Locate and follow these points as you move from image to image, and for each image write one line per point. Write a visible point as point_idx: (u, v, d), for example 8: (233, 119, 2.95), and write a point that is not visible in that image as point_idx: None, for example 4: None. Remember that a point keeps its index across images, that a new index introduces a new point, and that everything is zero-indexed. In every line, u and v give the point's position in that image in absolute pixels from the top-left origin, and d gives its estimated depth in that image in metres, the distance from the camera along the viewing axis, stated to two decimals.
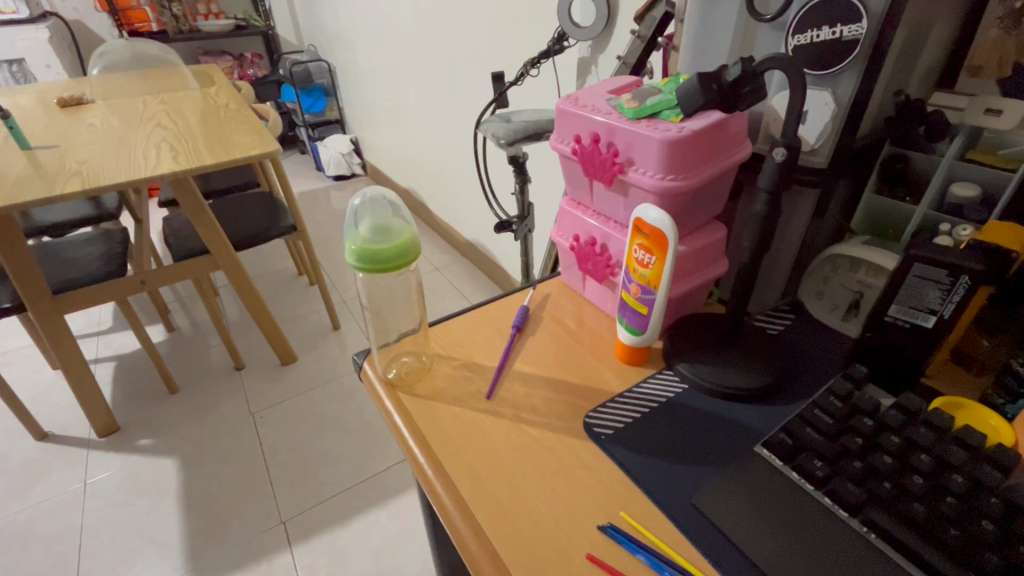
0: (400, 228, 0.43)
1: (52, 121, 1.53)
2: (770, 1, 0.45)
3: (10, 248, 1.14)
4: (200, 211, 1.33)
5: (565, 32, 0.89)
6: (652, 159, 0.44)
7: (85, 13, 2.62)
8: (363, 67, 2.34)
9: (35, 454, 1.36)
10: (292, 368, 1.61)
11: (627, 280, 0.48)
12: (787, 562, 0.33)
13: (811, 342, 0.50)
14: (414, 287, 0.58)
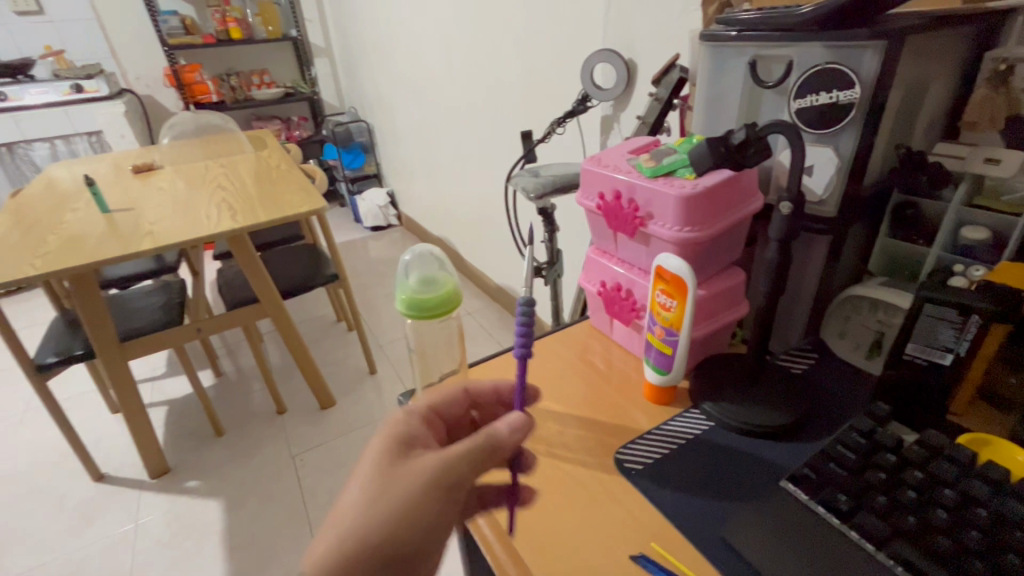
0: (444, 278, 0.48)
1: (126, 186, 1.70)
2: (772, 70, 0.50)
3: (87, 301, 1.26)
4: (252, 263, 1.43)
5: (588, 94, 0.97)
6: (670, 214, 0.48)
7: (156, 89, 2.93)
8: (400, 127, 2.52)
9: (92, 494, 1.44)
10: (330, 412, 1.67)
11: (651, 322, 0.51)
12: None
13: (835, 381, 0.52)
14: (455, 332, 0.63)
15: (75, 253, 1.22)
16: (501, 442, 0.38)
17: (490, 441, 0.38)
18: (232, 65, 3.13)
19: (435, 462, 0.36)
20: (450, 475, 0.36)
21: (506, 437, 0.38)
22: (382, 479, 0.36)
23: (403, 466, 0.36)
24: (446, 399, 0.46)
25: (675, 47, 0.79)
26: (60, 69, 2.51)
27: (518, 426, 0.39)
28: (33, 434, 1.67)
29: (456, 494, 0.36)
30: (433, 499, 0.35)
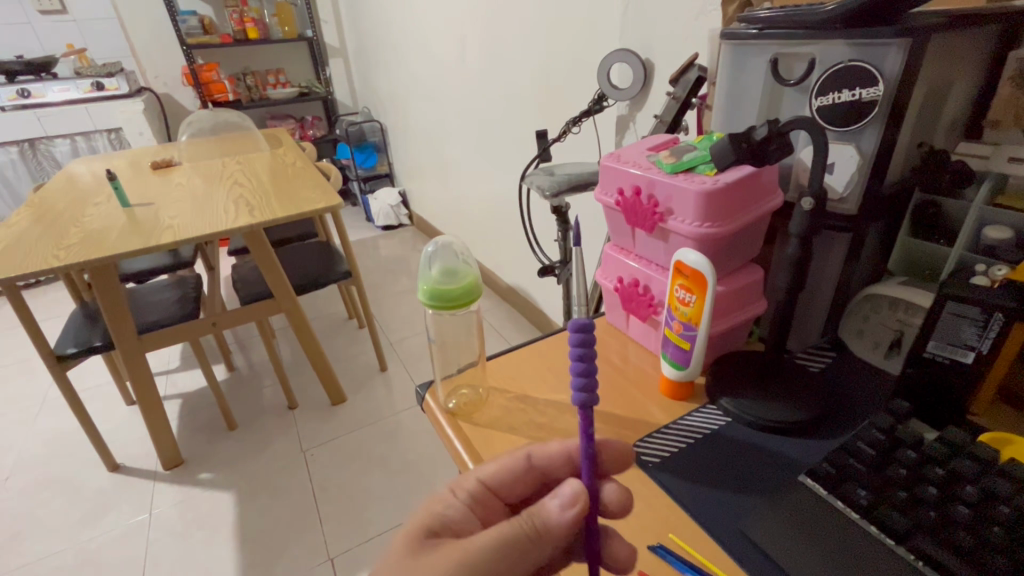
0: (466, 270, 0.49)
1: (145, 181, 1.73)
2: (793, 68, 0.50)
3: (107, 293, 1.29)
4: (267, 258, 1.45)
5: (604, 93, 0.97)
6: (690, 209, 0.49)
7: (174, 87, 2.98)
8: (413, 126, 2.54)
9: (107, 485, 1.46)
10: (341, 408, 1.68)
11: (669, 318, 0.51)
12: None
13: (853, 379, 0.52)
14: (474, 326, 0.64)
15: (96, 246, 1.25)
16: (541, 532, 0.35)
17: (523, 536, 0.34)
18: (248, 64, 3.17)
19: (455, 554, 0.33)
20: (463, 572, 0.33)
21: (547, 525, 0.35)
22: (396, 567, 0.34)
23: (423, 554, 0.34)
24: (508, 475, 0.42)
25: (693, 46, 0.79)
26: (81, 67, 2.56)
27: (569, 504, 0.35)
28: (50, 424, 1.70)
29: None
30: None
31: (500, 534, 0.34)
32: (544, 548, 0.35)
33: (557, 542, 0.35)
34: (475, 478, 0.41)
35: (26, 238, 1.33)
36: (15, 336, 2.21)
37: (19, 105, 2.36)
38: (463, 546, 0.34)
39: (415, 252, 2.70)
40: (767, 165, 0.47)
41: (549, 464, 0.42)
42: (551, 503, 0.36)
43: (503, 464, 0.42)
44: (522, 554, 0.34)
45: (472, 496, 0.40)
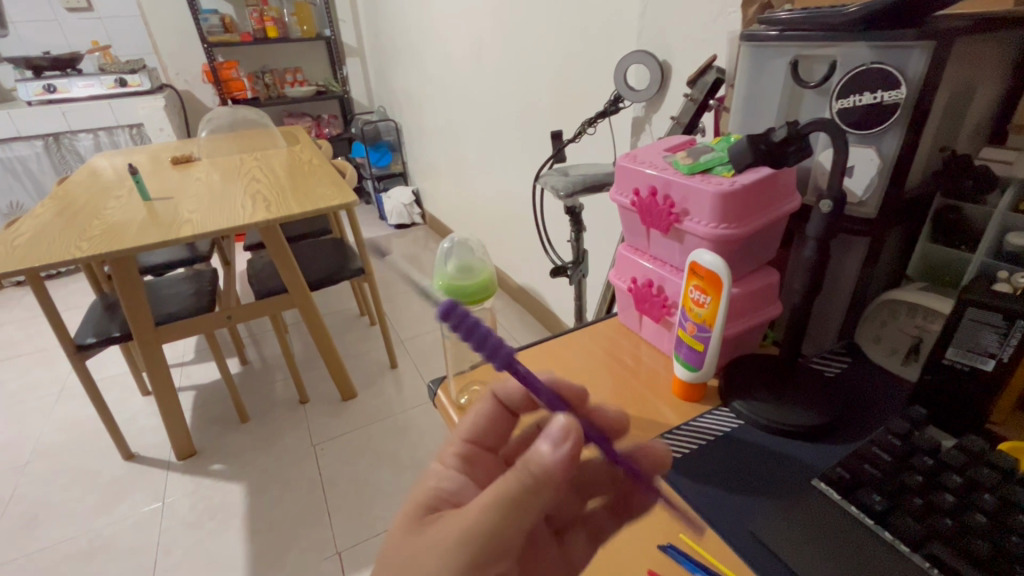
0: (480, 267, 0.49)
1: (165, 176, 1.77)
2: (813, 71, 0.50)
3: (126, 284, 1.31)
4: (282, 254, 1.47)
5: (620, 95, 0.97)
6: (707, 211, 0.49)
7: (194, 84, 3.03)
8: (428, 126, 2.56)
9: (122, 473, 1.49)
10: (351, 403, 1.70)
11: (683, 318, 0.51)
12: None
13: (869, 385, 0.51)
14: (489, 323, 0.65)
15: (117, 238, 1.27)
16: (536, 479, 0.32)
17: (517, 489, 0.32)
18: (267, 62, 3.21)
19: (452, 529, 0.33)
20: (466, 543, 0.32)
21: (540, 469, 0.32)
22: (399, 554, 0.34)
23: (424, 532, 0.34)
24: (482, 422, 0.44)
25: (711, 48, 0.79)
26: (105, 64, 2.61)
27: (561, 441, 0.33)
28: (68, 412, 1.73)
29: (485, 564, 0.32)
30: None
31: (494, 496, 0.32)
32: (545, 494, 0.32)
33: (557, 485, 0.33)
34: (457, 439, 0.43)
35: (49, 229, 1.36)
36: (36, 325, 2.26)
37: (45, 100, 2.42)
38: (459, 519, 0.33)
39: (428, 251, 2.71)
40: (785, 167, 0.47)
41: (512, 401, 0.44)
42: (539, 447, 0.33)
43: (473, 415, 0.44)
44: (522, 508, 0.32)
45: (461, 456, 0.42)
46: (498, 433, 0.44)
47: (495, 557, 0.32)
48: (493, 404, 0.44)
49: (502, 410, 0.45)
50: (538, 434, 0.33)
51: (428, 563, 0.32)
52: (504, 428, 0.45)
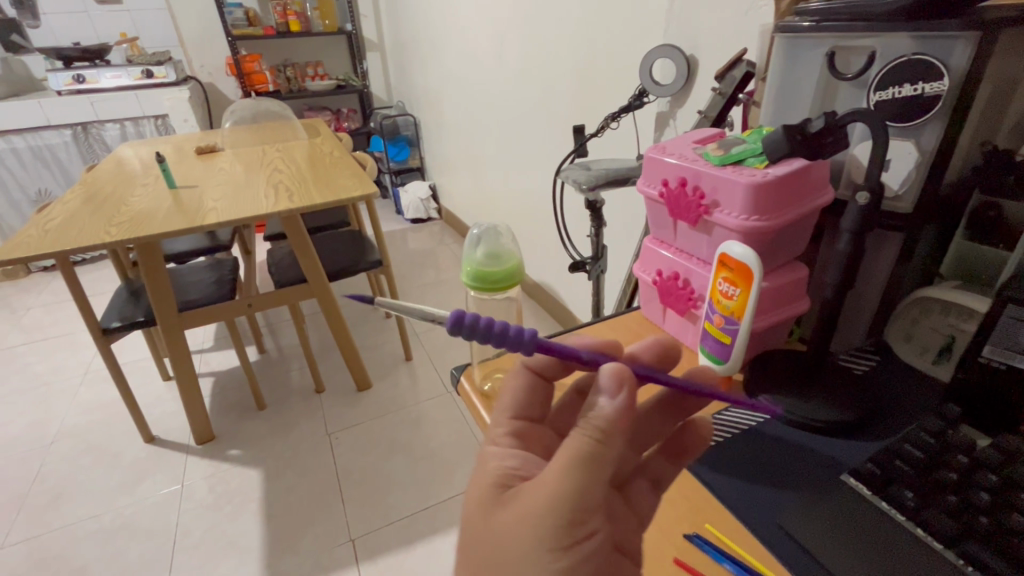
0: (509, 255, 0.49)
1: (190, 166, 1.80)
2: (851, 62, 0.49)
3: (152, 270, 1.34)
4: (303, 244, 1.49)
5: (645, 89, 0.96)
6: (738, 202, 0.48)
7: (218, 77, 3.08)
8: (447, 121, 2.56)
9: (144, 455, 1.52)
10: (366, 394, 1.71)
11: (710, 311, 0.51)
12: None
13: (898, 384, 0.51)
14: (514, 313, 0.66)
15: (145, 224, 1.30)
16: (603, 431, 0.33)
17: (589, 447, 0.32)
18: (289, 56, 3.25)
19: (535, 502, 0.33)
20: (554, 510, 0.32)
21: (603, 420, 0.33)
22: (488, 542, 0.34)
23: (504, 514, 0.35)
24: (522, 395, 0.43)
25: (741, 42, 0.78)
26: (132, 55, 2.66)
27: (615, 393, 0.34)
28: (93, 395, 1.78)
29: (579, 523, 0.32)
30: (549, 550, 0.32)
31: (568, 460, 0.32)
32: (616, 442, 0.33)
33: (624, 431, 0.33)
34: (505, 417, 0.42)
35: (79, 215, 1.39)
36: (63, 309, 2.31)
37: (74, 90, 2.47)
38: (537, 491, 0.33)
39: (443, 246, 2.72)
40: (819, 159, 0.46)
41: (546, 368, 0.44)
42: (598, 401, 0.34)
43: (512, 390, 0.43)
44: (599, 462, 0.32)
45: (513, 432, 0.41)
46: (541, 403, 0.44)
47: (590, 513, 0.32)
48: (529, 375, 0.43)
49: (537, 378, 0.44)
50: (592, 391, 0.35)
51: (521, 543, 0.33)
52: (544, 395, 0.44)
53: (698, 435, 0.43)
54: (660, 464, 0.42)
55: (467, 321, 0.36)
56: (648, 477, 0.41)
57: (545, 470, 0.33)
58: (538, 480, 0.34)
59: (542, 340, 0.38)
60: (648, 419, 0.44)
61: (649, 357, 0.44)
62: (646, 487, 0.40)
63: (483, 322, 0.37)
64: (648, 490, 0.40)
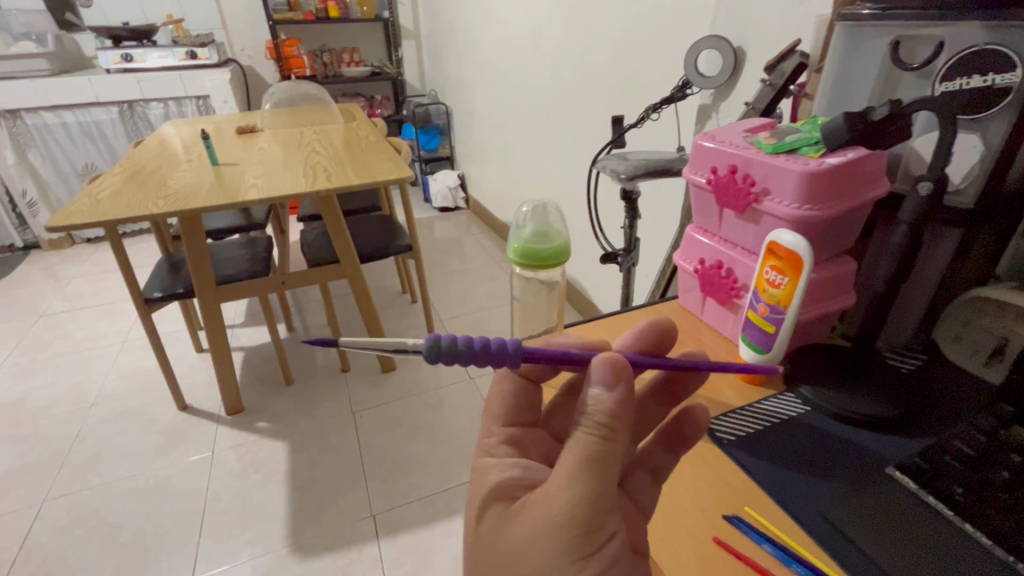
0: (558, 235, 0.52)
1: (231, 145, 1.85)
2: (916, 52, 0.49)
3: (195, 243, 1.38)
4: (337, 226, 1.52)
5: (688, 80, 0.95)
6: (790, 190, 0.48)
7: (258, 60, 3.15)
8: (479, 110, 2.57)
9: (177, 422, 1.58)
10: (391, 376, 1.74)
11: (754, 300, 0.51)
12: (921, 567, 0.34)
13: (945, 383, 0.50)
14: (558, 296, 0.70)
15: (189, 199, 1.34)
16: (606, 427, 0.34)
17: (596, 446, 0.33)
18: (326, 42, 3.29)
19: (549, 512, 0.33)
20: (570, 516, 0.33)
21: (604, 414, 0.34)
22: (503, 563, 0.34)
23: (515, 529, 0.35)
24: (513, 401, 0.44)
25: (792, 34, 0.77)
26: (178, 37, 2.73)
27: (612, 384, 0.35)
28: (131, 362, 1.85)
29: (595, 528, 0.33)
30: (570, 559, 0.32)
31: (577, 461, 0.33)
32: (622, 436, 0.34)
33: (628, 421, 0.34)
34: (497, 426, 0.43)
35: (126, 188, 1.44)
36: (105, 280, 2.41)
37: (123, 68, 2.55)
38: (550, 502, 0.33)
39: (469, 235, 2.74)
40: (875, 148, 0.46)
41: (535, 373, 0.45)
42: (594, 395, 0.35)
43: (501, 395, 0.44)
44: (607, 457, 0.33)
45: (507, 440, 0.43)
46: (531, 407, 0.45)
47: (605, 514, 0.33)
48: (520, 381, 0.45)
49: (528, 383, 0.45)
50: (587, 385, 0.35)
51: (541, 556, 0.33)
52: (531, 397, 0.45)
53: (697, 426, 0.42)
54: (659, 456, 0.40)
55: (445, 343, 0.38)
56: (648, 470, 0.40)
57: (554, 482, 0.34)
58: (548, 490, 0.34)
59: (522, 347, 0.40)
60: (644, 407, 0.45)
61: (638, 349, 0.43)
62: (646, 480, 0.39)
63: (459, 343, 0.38)
64: (649, 483, 0.39)
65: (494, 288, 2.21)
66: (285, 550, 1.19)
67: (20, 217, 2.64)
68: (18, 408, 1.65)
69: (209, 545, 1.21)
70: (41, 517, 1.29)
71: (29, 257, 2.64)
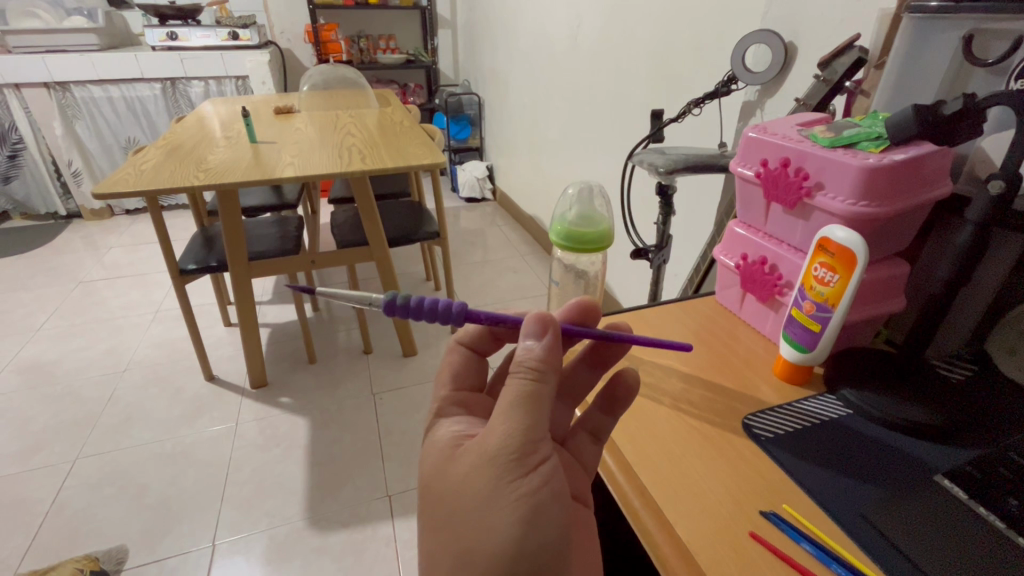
0: (601, 220, 0.57)
1: (270, 124, 1.88)
2: (991, 48, 0.47)
3: (231, 220, 1.41)
4: (369, 209, 1.53)
5: (734, 75, 0.93)
6: (846, 184, 0.46)
7: (296, 44, 3.20)
8: (512, 101, 2.56)
9: (203, 391, 1.62)
10: (411, 360, 1.76)
11: (800, 298, 0.50)
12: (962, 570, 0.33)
13: (998, 395, 0.47)
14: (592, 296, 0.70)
15: (226, 174, 1.37)
16: (536, 370, 0.38)
17: (526, 385, 0.38)
18: (363, 28, 3.32)
19: (487, 445, 0.38)
20: (507, 445, 0.37)
21: (534, 360, 0.39)
22: (449, 495, 0.39)
23: (459, 466, 0.39)
24: (459, 369, 0.51)
25: (851, 28, 0.74)
26: (222, 17, 2.77)
27: (539, 335, 0.40)
28: (161, 332, 1.90)
29: (528, 453, 0.37)
30: (506, 479, 0.37)
31: (510, 399, 0.38)
32: (550, 376, 0.39)
33: (554, 365, 0.39)
34: (446, 390, 0.50)
35: (167, 161, 1.48)
36: (141, 252, 2.48)
37: (167, 46, 2.58)
38: (488, 438, 0.38)
39: (494, 226, 2.74)
40: (930, 147, 0.45)
41: (476, 341, 0.53)
42: (527, 345, 0.40)
43: (451, 366, 0.51)
44: (538, 394, 0.38)
45: (456, 402, 0.49)
46: (478, 374, 0.52)
47: (538, 441, 0.37)
48: (462, 350, 0.52)
49: (473, 353, 0.53)
50: (518, 336, 0.40)
51: (480, 481, 0.37)
52: (479, 367, 0.52)
53: (628, 386, 0.46)
54: (597, 418, 0.46)
55: (398, 302, 0.45)
56: (587, 430, 0.47)
57: (492, 423, 0.38)
58: (486, 430, 0.38)
59: (466, 308, 0.46)
60: (578, 374, 0.51)
61: (573, 321, 0.48)
62: (586, 440, 0.47)
63: (414, 301, 0.46)
64: (589, 442, 0.47)
65: (517, 281, 2.21)
66: (302, 523, 1.21)
67: (64, 186, 2.73)
68: (55, 368, 1.72)
69: (229, 512, 1.24)
70: (73, 474, 1.34)
71: (71, 226, 2.72)
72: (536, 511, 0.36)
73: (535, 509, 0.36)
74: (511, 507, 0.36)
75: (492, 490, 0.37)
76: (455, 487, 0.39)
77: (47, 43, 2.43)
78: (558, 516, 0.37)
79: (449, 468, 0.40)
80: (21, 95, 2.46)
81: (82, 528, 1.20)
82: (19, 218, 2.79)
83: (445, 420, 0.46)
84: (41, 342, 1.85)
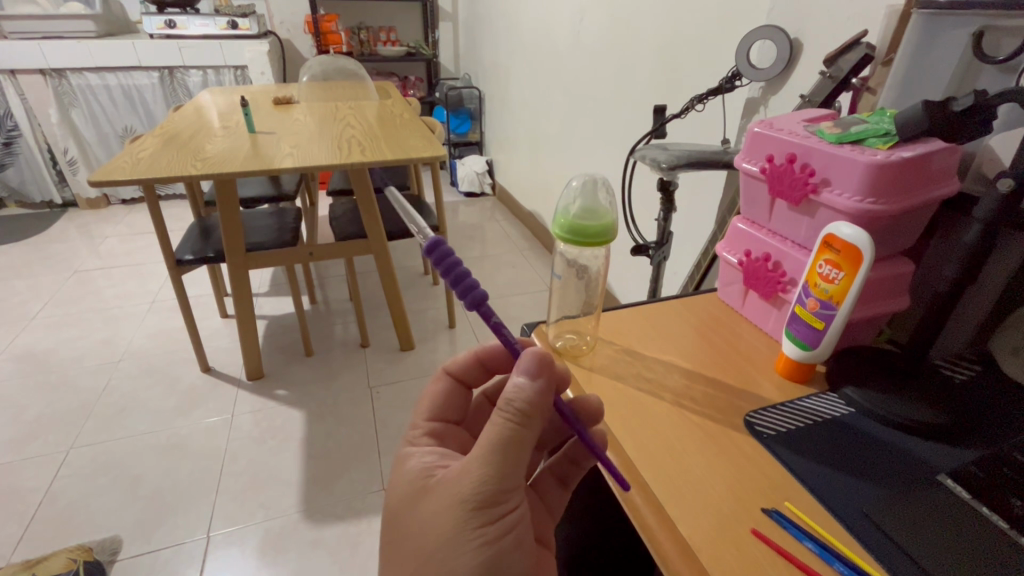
0: (603, 213, 0.56)
1: (268, 114, 1.86)
2: (1001, 45, 0.47)
3: (228, 210, 1.39)
4: (367, 200, 1.51)
5: (739, 71, 0.93)
6: (854, 184, 0.46)
7: (296, 34, 3.18)
8: (513, 95, 2.54)
9: (200, 382, 1.61)
10: (408, 354, 1.75)
11: (803, 294, 0.49)
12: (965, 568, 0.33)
13: (1000, 398, 0.47)
14: (595, 292, 0.69)
15: (223, 164, 1.35)
16: (524, 413, 0.37)
17: (511, 431, 0.37)
18: (364, 19, 3.30)
19: (458, 489, 0.37)
20: (478, 491, 0.37)
21: (524, 402, 0.37)
22: (413, 533, 0.39)
23: (430, 501, 0.39)
24: (442, 399, 0.51)
25: (858, 25, 0.73)
26: (221, 5, 2.73)
27: (535, 376, 0.38)
28: (158, 322, 1.89)
29: (498, 502, 0.37)
30: (473, 527, 0.37)
31: (492, 442, 0.37)
32: (536, 423, 0.37)
33: (544, 411, 0.38)
34: (422, 420, 0.50)
35: (164, 150, 1.46)
36: (137, 242, 2.46)
37: (164, 34, 2.57)
38: (462, 480, 0.37)
39: (493, 221, 2.73)
40: (935, 151, 0.44)
41: (463, 373, 0.52)
42: (517, 383, 0.38)
43: (433, 395, 0.51)
44: (518, 442, 0.37)
45: (430, 432, 0.49)
46: (456, 406, 0.52)
47: (509, 491, 0.37)
48: (449, 381, 0.52)
49: (458, 383, 0.52)
50: (515, 370, 0.39)
51: (447, 522, 0.37)
52: (460, 401, 0.52)
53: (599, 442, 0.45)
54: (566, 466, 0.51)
55: (442, 249, 0.44)
56: (556, 475, 0.51)
57: (468, 463, 0.38)
58: (462, 470, 0.38)
59: (482, 303, 0.45)
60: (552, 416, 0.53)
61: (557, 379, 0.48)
62: (554, 485, 0.51)
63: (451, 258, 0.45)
64: (556, 486, 0.51)
65: (516, 276, 2.20)
66: (297, 516, 1.20)
67: (60, 174, 2.70)
68: (50, 358, 1.71)
69: (225, 504, 1.23)
70: (67, 463, 1.33)
71: (66, 215, 2.70)
72: (497, 557, 0.37)
73: (497, 556, 0.37)
74: (473, 554, 0.36)
75: (455, 535, 0.37)
76: (419, 522, 0.39)
77: (44, 29, 2.40)
78: (520, 562, 0.38)
79: (420, 502, 0.40)
80: (16, 81, 2.43)
81: (75, 519, 1.19)
82: (14, 207, 2.76)
83: (417, 450, 0.46)
84: (36, 331, 1.83)
